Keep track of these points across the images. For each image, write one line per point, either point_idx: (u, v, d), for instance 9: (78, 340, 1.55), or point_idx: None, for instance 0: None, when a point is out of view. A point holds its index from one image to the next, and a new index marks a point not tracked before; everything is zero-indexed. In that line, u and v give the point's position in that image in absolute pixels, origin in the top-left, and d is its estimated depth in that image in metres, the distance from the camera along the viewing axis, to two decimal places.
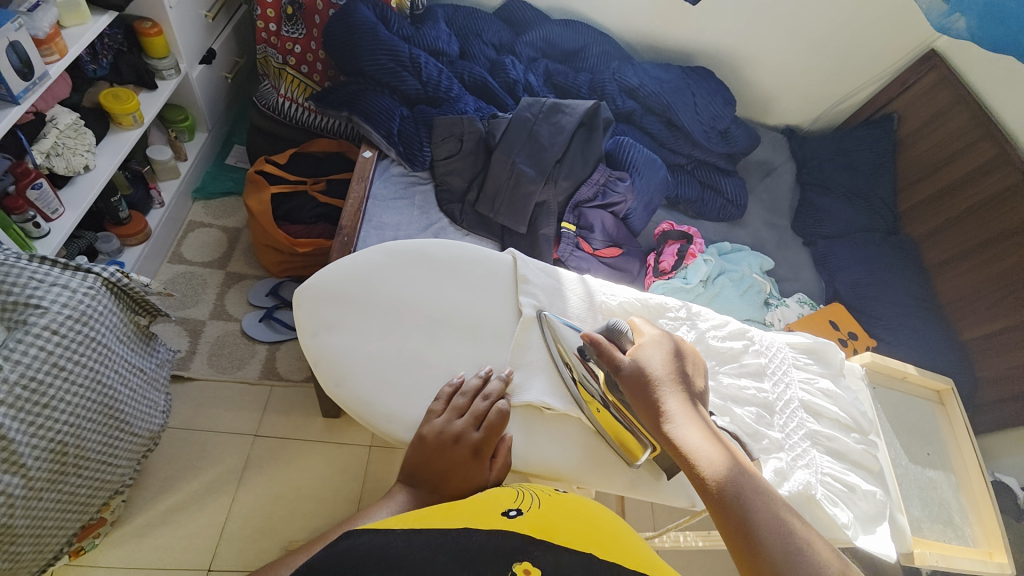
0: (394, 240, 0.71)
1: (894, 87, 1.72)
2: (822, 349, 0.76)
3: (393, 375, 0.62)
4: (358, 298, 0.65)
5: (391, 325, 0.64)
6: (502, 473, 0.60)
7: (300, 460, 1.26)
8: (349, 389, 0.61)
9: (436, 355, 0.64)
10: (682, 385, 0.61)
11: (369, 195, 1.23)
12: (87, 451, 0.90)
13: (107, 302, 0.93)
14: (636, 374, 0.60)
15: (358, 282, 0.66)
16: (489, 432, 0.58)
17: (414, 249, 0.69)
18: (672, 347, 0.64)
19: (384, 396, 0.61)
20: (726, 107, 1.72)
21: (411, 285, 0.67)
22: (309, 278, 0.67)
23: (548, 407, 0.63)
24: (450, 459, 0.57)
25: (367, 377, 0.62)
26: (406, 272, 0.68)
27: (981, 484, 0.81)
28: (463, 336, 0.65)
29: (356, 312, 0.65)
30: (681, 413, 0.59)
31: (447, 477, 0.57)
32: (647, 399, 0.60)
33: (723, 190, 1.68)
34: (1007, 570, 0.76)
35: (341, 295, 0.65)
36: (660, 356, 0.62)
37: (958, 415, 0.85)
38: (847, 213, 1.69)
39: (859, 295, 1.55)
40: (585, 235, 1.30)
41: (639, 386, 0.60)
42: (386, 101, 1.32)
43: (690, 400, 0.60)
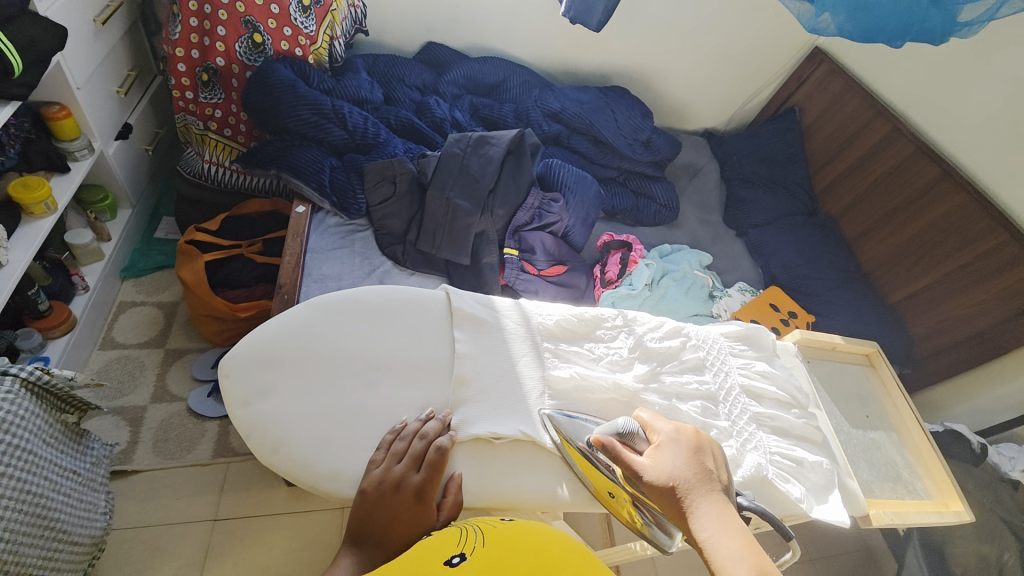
0: (321, 294, 0.70)
1: (791, 83, 1.90)
2: (754, 334, 0.81)
3: (331, 431, 0.61)
4: (287, 359, 0.64)
5: (325, 380, 0.63)
6: (452, 514, 0.58)
7: (266, 537, 1.19)
8: (286, 454, 0.59)
9: (376, 404, 0.63)
10: (709, 477, 0.56)
11: (306, 250, 1.22)
12: (27, 568, 0.82)
13: (29, 405, 0.86)
14: (660, 473, 0.55)
15: (287, 342, 0.65)
16: (431, 472, 0.57)
17: (342, 300, 0.69)
18: (693, 439, 0.59)
19: (325, 455, 0.59)
20: (645, 119, 1.82)
21: (342, 337, 0.66)
22: (233, 347, 0.65)
23: (497, 436, 0.62)
24: (392, 507, 0.55)
25: (303, 438, 0.60)
26: (336, 325, 0.67)
27: (920, 436, 0.85)
28: (403, 380, 0.65)
29: (287, 373, 0.63)
30: (710, 514, 0.53)
31: (391, 527, 0.55)
32: (673, 499, 0.54)
33: (655, 195, 1.77)
34: (966, 518, 0.78)
35: (269, 359, 0.64)
36: (682, 453, 0.58)
37: (888, 374, 0.91)
38: (771, 200, 1.81)
39: (794, 276, 1.65)
40: (528, 257, 1.33)
41: (665, 490, 0.54)
42: (314, 154, 1.33)
43: (718, 494, 0.54)
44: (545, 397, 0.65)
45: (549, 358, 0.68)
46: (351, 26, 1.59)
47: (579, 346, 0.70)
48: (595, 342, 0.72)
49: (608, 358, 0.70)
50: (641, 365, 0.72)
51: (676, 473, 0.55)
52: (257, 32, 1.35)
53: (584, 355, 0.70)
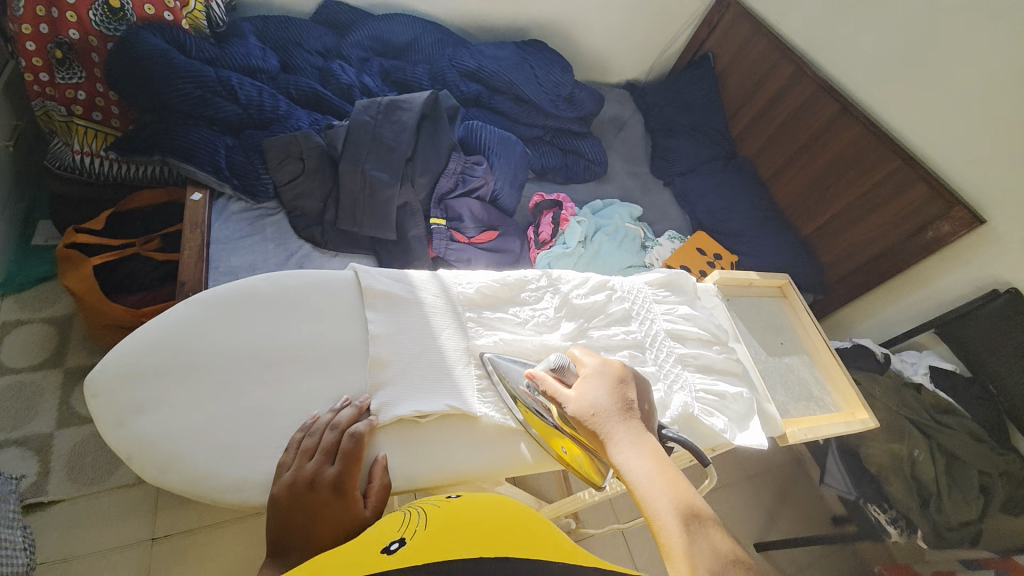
0: (206, 290, 0.63)
1: (704, 30, 1.92)
2: (676, 280, 0.83)
3: (232, 439, 0.56)
4: (169, 369, 0.57)
5: (217, 386, 0.58)
6: (381, 500, 0.55)
7: (214, 547, 1.13)
8: (180, 471, 0.54)
9: (284, 401, 0.59)
10: (630, 404, 0.55)
11: (209, 241, 1.11)
12: None
13: None
14: (582, 405, 0.55)
15: (168, 351, 0.58)
16: (347, 463, 0.54)
17: (230, 295, 0.62)
18: (618, 372, 0.58)
19: (229, 464, 0.55)
20: (565, 74, 1.78)
21: (234, 337, 0.60)
22: (100, 362, 0.57)
23: (421, 415, 0.60)
24: (309, 507, 0.51)
25: (203, 448, 0.55)
26: (225, 323, 0.61)
27: (828, 355, 0.93)
28: (314, 371, 0.61)
29: (173, 384, 0.57)
30: (629, 438, 0.52)
31: (314, 525, 0.51)
32: (595, 428, 0.54)
33: (583, 151, 1.76)
34: (870, 423, 0.86)
35: (148, 372, 0.57)
36: (604, 384, 0.57)
37: (797, 301, 0.97)
38: (693, 148, 1.85)
39: (718, 219, 1.72)
40: (457, 226, 1.29)
41: (586, 420, 0.54)
42: (203, 134, 1.18)
43: (637, 419, 0.54)
44: (471, 368, 0.64)
45: (473, 327, 0.67)
46: None
47: (503, 312, 0.69)
48: (520, 306, 0.71)
49: (534, 321, 0.69)
50: (568, 323, 0.71)
51: (601, 401, 0.55)
52: None
53: (509, 320, 0.68)
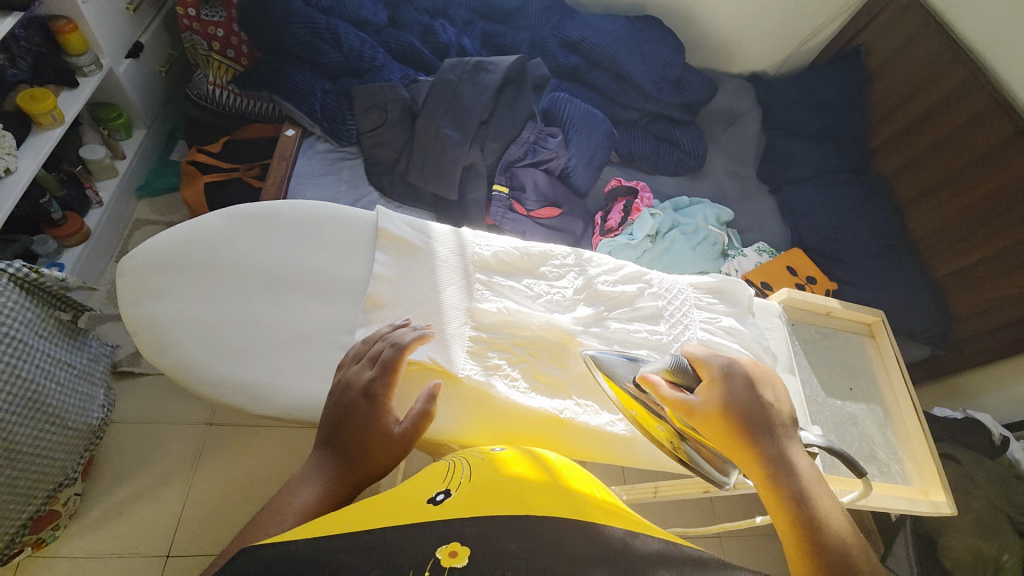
0: (239, 202, 0.63)
1: (861, 19, 1.62)
2: (729, 288, 0.72)
3: (223, 340, 0.55)
4: (186, 264, 0.58)
5: (224, 288, 0.57)
6: (415, 427, 0.50)
7: (254, 447, 1.26)
8: (171, 358, 0.54)
9: (276, 317, 0.57)
10: (776, 411, 0.51)
11: (291, 173, 1.20)
12: (17, 442, 0.87)
13: (19, 299, 0.87)
14: (711, 410, 0.51)
15: (191, 247, 0.58)
16: (389, 375, 0.51)
17: (259, 209, 0.61)
18: (750, 371, 0.54)
19: (210, 360, 0.55)
20: (676, 55, 1.62)
21: (252, 248, 0.59)
22: (136, 246, 0.59)
23: (403, 360, 0.56)
24: (354, 412, 0.49)
25: (195, 342, 0.55)
26: (247, 235, 0.60)
27: (911, 415, 0.76)
28: (311, 296, 0.58)
29: (189, 278, 0.58)
30: (773, 449, 0.49)
31: (353, 434, 0.48)
32: (732, 435, 0.50)
33: (680, 141, 1.62)
34: (945, 509, 0.71)
35: (169, 262, 0.58)
36: (738, 386, 0.52)
37: (887, 345, 0.80)
38: (814, 154, 1.61)
39: (825, 239, 1.50)
40: (518, 196, 1.25)
41: (718, 426, 0.50)
42: (305, 77, 1.27)
43: (787, 429, 0.51)
44: (466, 330, 0.60)
45: (479, 290, 0.63)
46: None
47: (516, 282, 0.64)
48: (537, 280, 0.66)
49: (547, 297, 0.65)
50: (585, 308, 0.66)
51: (742, 403, 0.51)
52: None
53: (519, 291, 0.64)
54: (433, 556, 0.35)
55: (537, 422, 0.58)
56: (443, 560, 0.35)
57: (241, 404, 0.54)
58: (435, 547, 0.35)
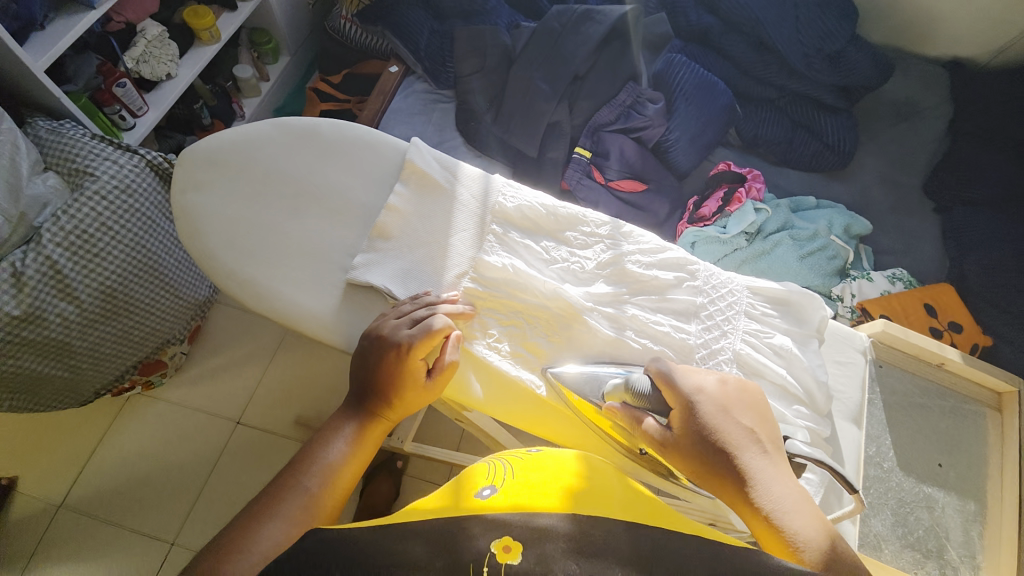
0: (289, 116, 0.64)
1: None
2: (796, 302, 0.59)
3: (241, 238, 0.57)
4: (229, 164, 0.60)
5: (256, 192, 0.59)
6: (441, 381, 0.52)
7: (320, 355, 1.36)
8: (196, 244, 0.57)
9: (292, 227, 0.57)
10: (756, 438, 0.46)
11: (387, 108, 1.25)
12: (135, 300, 1.05)
13: (151, 182, 1.05)
14: (684, 436, 0.46)
15: (237, 148, 0.60)
16: (424, 337, 0.49)
17: (303, 124, 0.62)
18: (724, 397, 0.48)
19: (224, 252, 0.56)
20: (842, 23, 1.32)
21: (288, 160, 0.60)
22: (197, 140, 0.62)
23: (390, 294, 0.54)
24: (385, 364, 0.50)
25: (217, 234, 0.56)
26: (288, 147, 0.61)
27: (1015, 530, 0.65)
28: (326, 214, 0.58)
29: (228, 176, 0.59)
30: (764, 474, 0.44)
31: (385, 389, 0.51)
32: (710, 464, 0.45)
33: (822, 131, 1.32)
34: None
35: (216, 160, 0.60)
36: (712, 410, 0.47)
37: (1013, 426, 0.69)
38: (1014, 173, 1.22)
39: (994, 283, 1.14)
40: (599, 162, 1.16)
41: (693, 454, 0.45)
42: (417, 14, 1.28)
43: (769, 455, 0.46)
44: (465, 278, 0.56)
45: (491, 241, 0.58)
46: None
47: (533, 241, 0.59)
48: (558, 244, 0.60)
49: (562, 265, 0.59)
50: (604, 286, 0.58)
51: (718, 427, 0.46)
52: None
53: (533, 251, 0.58)
54: (490, 550, 0.35)
55: (513, 391, 0.54)
56: (495, 557, 0.35)
57: (241, 300, 0.56)
58: (490, 541, 0.36)
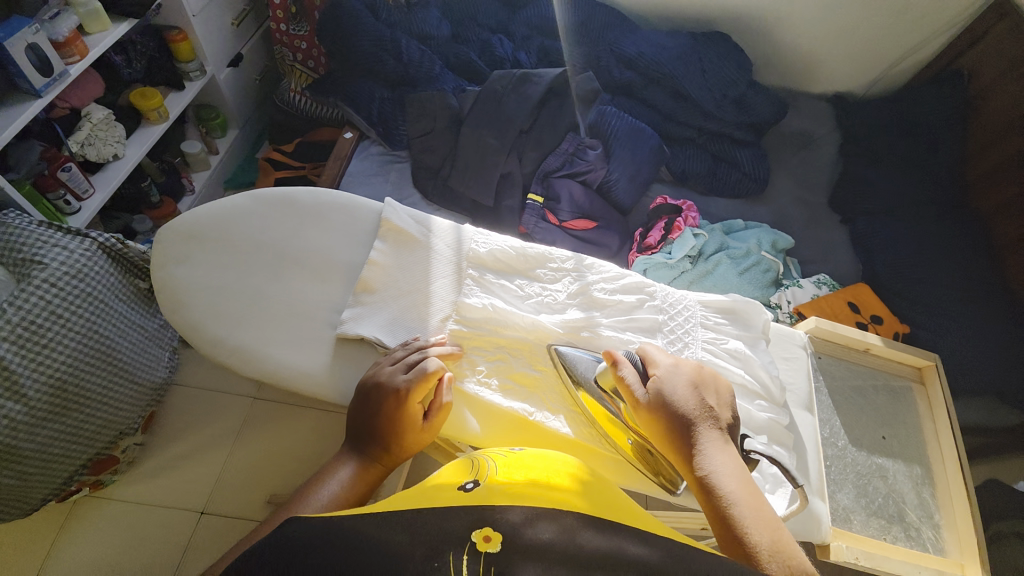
0: (264, 186, 0.68)
1: (964, 38, 1.45)
2: (742, 310, 0.68)
3: (225, 306, 0.59)
4: (209, 238, 0.62)
5: (239, 261, 0.61)
6: (438, 422, 0.54)
7: (292, 423, 1.32)
8: (181, 316, 0.59)
9: (278, 291, 0.60)
10: (712, 415, 0.52)
11: (345, 172, 1.31)
12: (88, 391, 0.99)
13: (103, 264, 1.02)
14: (658, 400, 0.52)
15: (216, 221, 0.63)
16: (418, 379, 0.52)
17: (279, 193, 0.66)
18: (695, 375, 0.56)
19: (212, 322, 0.58)
20: (740, 72, 1.53)
21: (267, 229, 0.63)
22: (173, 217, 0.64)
23: (379, 343, 0.57)
24: (381, 408, 0.52)
25: (202, 306, 0.59)
26: (266, 216, 0.64)
27: (958, 487, 0.74)
28: (310, 275, 0.61)
29: (208, 249, 0.62)
30: (714, 454, 0.49)
31: (381, 431, 0.52)
32: (675, 433, 0.51)
33: (739, 163, 1.50)
34: None
35: (195, 234, 0.62)
36: (682, 385, 0.54)
37: (937, 394, 0.80)
38: (898, 185, 1.43)
39: (901, 278, 1.31)
40: (552, 206, 1.25)
41: (662, 421, 0.52)
42: (367, 86, 1.38)
43: (722, 432, 0.52)
44: (450, 321, 0.60)
45: (470, 284, 0.63)
46: None
47: (508, 281, 0.64)
48: (530, 281, 0.66)
49: (537, 299, 0.64)
50: (576, 313, 0.64)
51: (679, 406, 0.52)
52: None
53: (510, 290, 0.64)
54: (471, 538, 0.37)
55: (507, 422, 0.57)
56: (477, 544, 0.36)
57: (232, 366, 0.57)
58: (472, 531, 0.37)
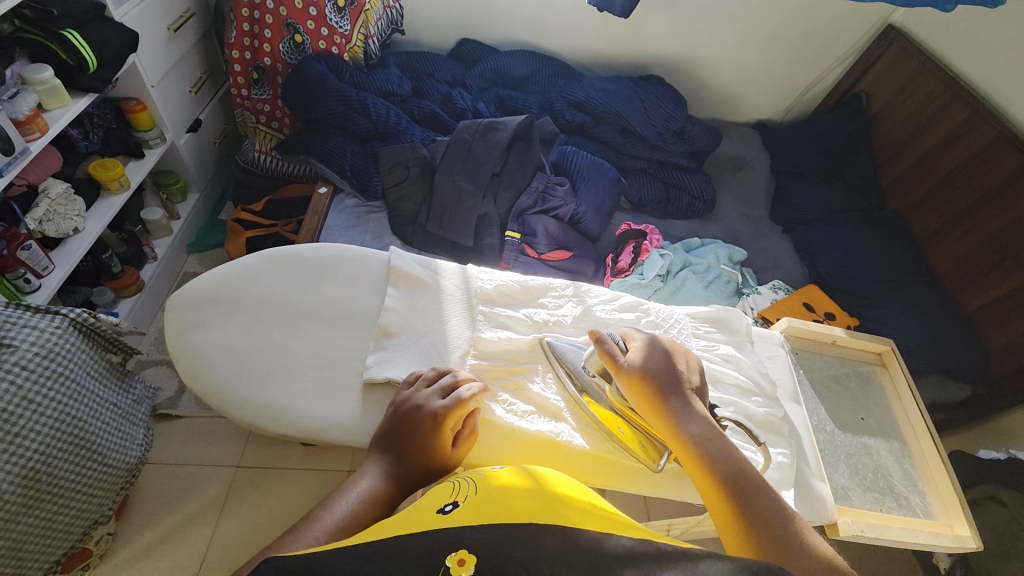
0: (272, 248, 0.76)
1: (858, 67, 1.70)
2: (725, 317, 0.77)
3: (249, 366, 0.65)
4: (226, 301, 0.69)
5: (255, 320, 0.68)
6: (467, 443, 0.60)
7: (280, 489, 1.26)
8: (204, 380, 0.64)
9: (298, 343, 0.67)
10: (682, 381, 0.63)
11: (323, 226, 1.33)
12: (61, 480, 0.92)
13: (75, 341, 0.97)
14: (638, 369, 0.62)
15: (231, 286, 0.70)
16: (455, 404, 0.58)
17: (288, 253, 0.74)
18: (664, 346, 0.66)
19: (239, 384, 0.64)
20: (677, 108, 1.70)
21: (281, 287, 0.71)
22: (184, 285, 0.71)
23: (397, 381, 0.64)
24: (415, 426, 0.57)
25: (225, 369, 0.65)
26: (278, 275, 0.72)
27: (932, 453, 0.83)
28: (332, 328, 0.69)
29: (225, 313, 0.69)
30: (686, 409, 0.61)
31: (405, 450, 0.57)
32: (651, 393, 0.61)
33: (688, 187, 1.65)
34: (969, 542, 0.76)
35: (212, 300, 0.69)
36: (656, 356, 0.64)
37: (898, 373, 0.90)
38: (825, 195, 1.61)
39: (844, 277, 1.46)
40: (529, 241, 1.33)
41: (641, 386, 0.61)
42: (337, 141, 1.42)
43: (691, 394, 0.62)
44: (468, 356, 0.68)
45: (483, 319, 0.72)
46: (387, 26, 1.64)
47: (516, 311, 0.74)
48: (537, 309, 0.75)
49: (547, 325, 0.73)
50: (584, 334, 0.73)
51: (655, 371, 0.62)
52: (297, 32, 1.44)
53: (520, 320, 0.73)
54: (445, 563, 0.37)
55: (530, 441, 0.64)
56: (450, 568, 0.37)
57: (262, 424, 0.63)
58: (446, 554, 0.38)
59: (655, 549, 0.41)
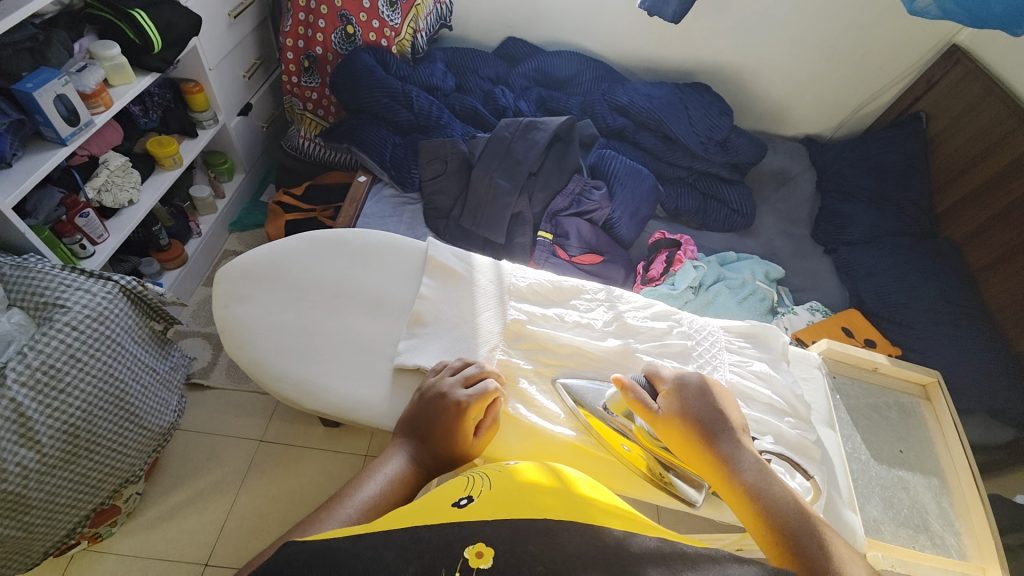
0: (315, 230, 0.78)
1: (920, 85, 1.62)
2: (761, 334, 0.76)
3: (286, 341, 0.67)
4: (270, 277, 0.72)
5: (295, 297, 0.71)
6: (488, 434, 0.60)
7: (300, 465, 1.29)
8: (246, 352, 0.67)
9: (335, 324, 0.69)
10: (724, 419, 0.61)
11: (360, 214, 1.36)
12: (99, 437, 0.97)
13: (123, 306, 1.02)
14: (674, 409, 0.61)
15: (275, 263, 0.73)
16: (479, 397, 0.58)
17: (330, 235, 0.76)
18: (700, 384, 0.64)
19: (276, 358, 0.66)
20: (722, 117, 1.66)
21: (322, 267, 0.73)
22: (233, 259, 0.74)
23: (424, 368, 0.65)
24: (438, 413, 0.58)
25: (266, 342, 0.67)
26: (320, 256, 0.75)
27: (973, 494, 0.79)
28: (366, 311, 0.70)
29: (270, 288, 0.71)
30: (730, 446, 0.58)
31: (429, 437, 0.58)
32: (691, 433, 0.60)
33: (728, 200, 1.61)
34: None
35: (257, 275, 0.72)
36: (693, 395, 0.63)
37: (942, 407, 0.86)
38: (872, 217, 1.55)
39: (886, 303, 1.40)
40: (561, 242, 1.33)
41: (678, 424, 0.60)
42: (380, 133, 1.46)
43: (734, 432, 0.60)
44: (497, 350, 0.68)
45: (514, 315, 0.72)
46: (436, 21, 1.66)
47: (548, 311, 0.74)
48: (568, 310, 0.75)
49: (578, 328, 0.73)
50: (614, 339, 0.73)
51: (693, 411, 0.61)
52: (349, 24, 1.48)
53: (552, 319, 0.73)
54: (461, 556, 0.38)
55: (548, 440, 0.65)
56: (469, 561, 0.37)
57: (296, 399, 0.65)
58: (463, 547, 0.38)
59: (677, 554, 0.41)
